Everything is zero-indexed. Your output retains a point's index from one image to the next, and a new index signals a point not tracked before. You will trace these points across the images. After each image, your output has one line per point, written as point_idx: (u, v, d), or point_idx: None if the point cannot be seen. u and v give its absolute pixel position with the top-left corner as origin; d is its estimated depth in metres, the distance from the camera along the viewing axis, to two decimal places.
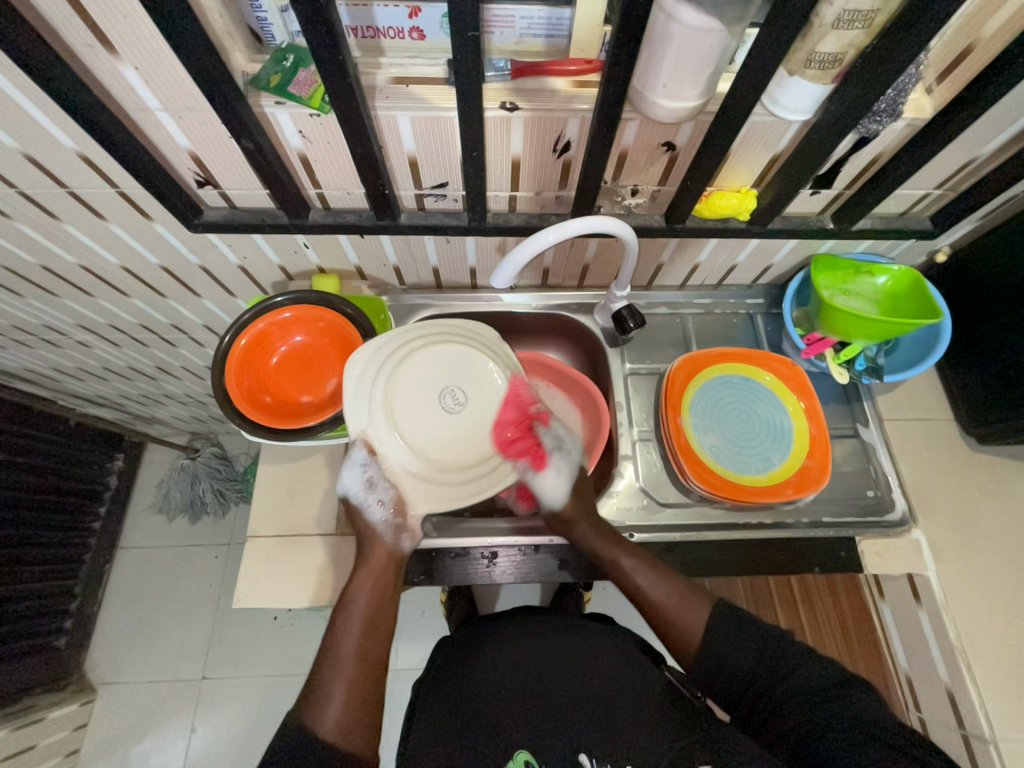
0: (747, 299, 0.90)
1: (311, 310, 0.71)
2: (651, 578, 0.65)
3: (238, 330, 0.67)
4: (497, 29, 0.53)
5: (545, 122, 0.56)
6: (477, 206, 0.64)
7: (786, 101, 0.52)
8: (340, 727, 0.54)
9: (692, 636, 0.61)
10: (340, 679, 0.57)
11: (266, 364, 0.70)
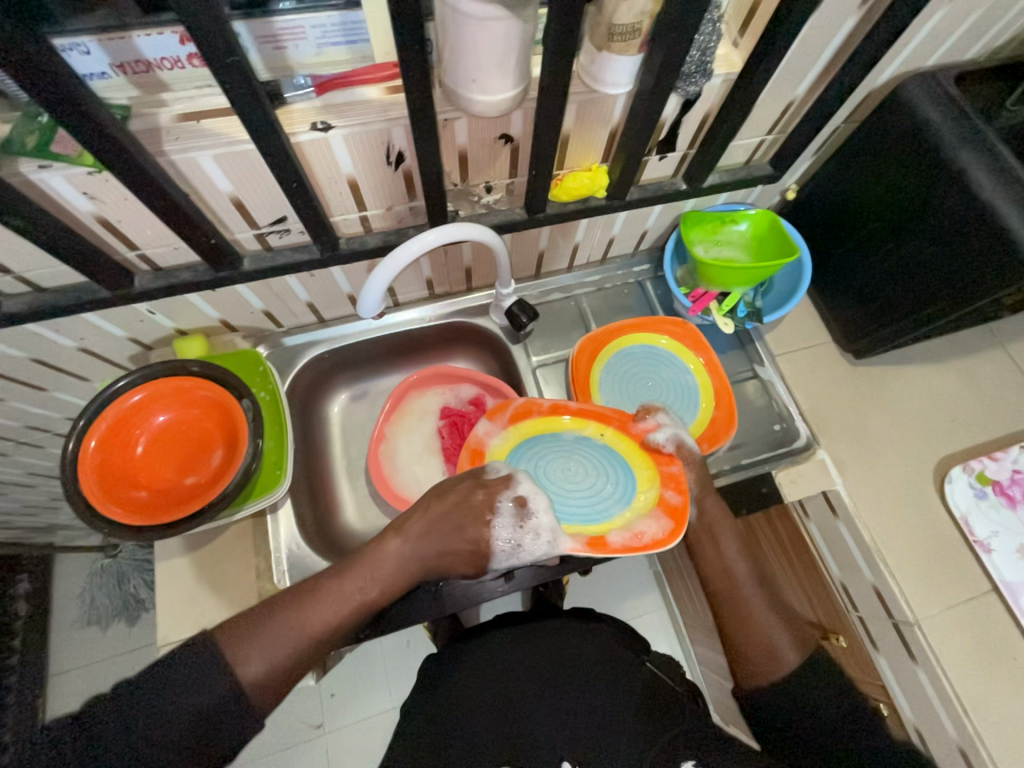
0: (634, 268, 0.92)
1: (170, 384, 0.64)
2: (760, 598, 0.64)
3: (83, 432, 0.58)
4: (289, 42, 0.45)
5: (367, 136, 0.52)
6: (324, 235, 0.59)
7: (603, 77, 0.51)
8: (253, 684, 0.49)
9: (781, 659, 0.60)
10: (301, 627, 0.53)
11: (131, 457, 0.62)
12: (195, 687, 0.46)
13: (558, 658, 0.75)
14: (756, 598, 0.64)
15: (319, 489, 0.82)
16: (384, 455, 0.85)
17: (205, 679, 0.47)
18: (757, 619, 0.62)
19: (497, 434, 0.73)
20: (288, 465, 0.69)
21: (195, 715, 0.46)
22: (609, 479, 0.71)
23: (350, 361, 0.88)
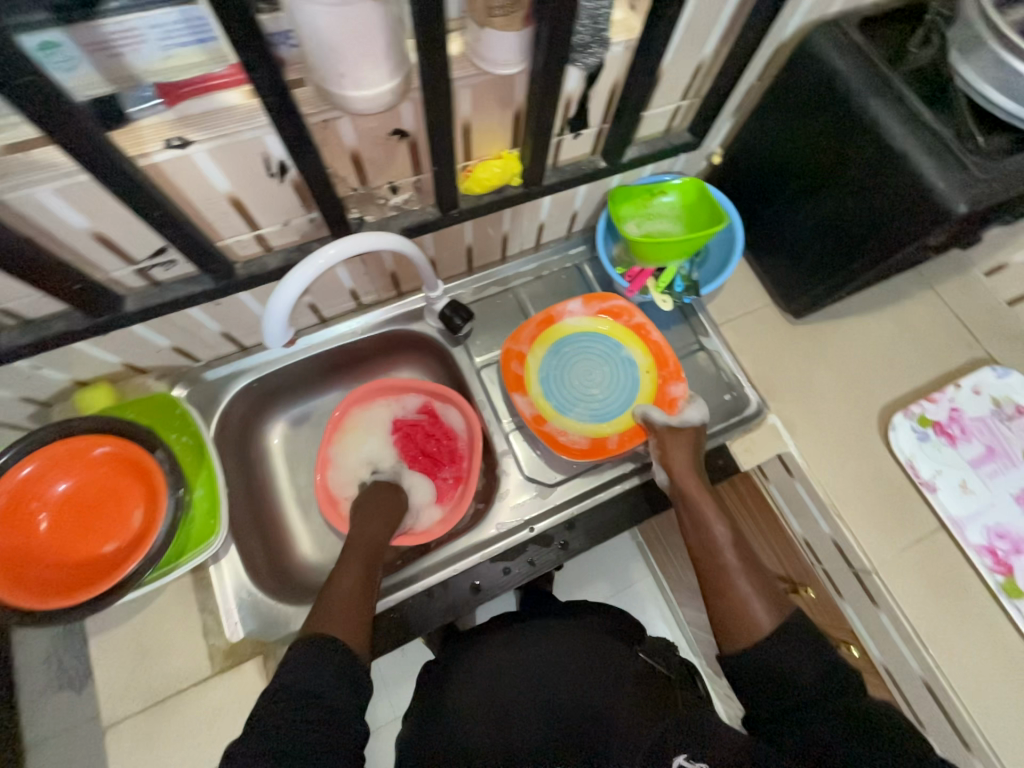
0: (570, 251, 0.88)
1: (66, 449, 0.57)
2: (739, 564, 0.65)
3: None
4: (127, 48, 0.38)
5: (236, 149, 0.46)
6: (212, 263, 0.53)
7: (493, 56, 0.47)
8: (346, 636, 0.57)
9: (754, 621, 0.59)
10: (342, 596, 0.61)
11: (37, 535, 0.56)
12: (300, 671, 0.52)
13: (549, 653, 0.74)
14: (736, 564, 0.65)
15: (270, 527, 0.78)
16: (334, 481, 0.80)
17: (310, 654, 0.53)
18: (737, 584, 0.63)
19: (580, 316, 0.82)
20: (223, 513, 0.64)
21: (324, 684, 0.51)
22: (594, 393, 0.80)
23: (284, 387, 0.82)
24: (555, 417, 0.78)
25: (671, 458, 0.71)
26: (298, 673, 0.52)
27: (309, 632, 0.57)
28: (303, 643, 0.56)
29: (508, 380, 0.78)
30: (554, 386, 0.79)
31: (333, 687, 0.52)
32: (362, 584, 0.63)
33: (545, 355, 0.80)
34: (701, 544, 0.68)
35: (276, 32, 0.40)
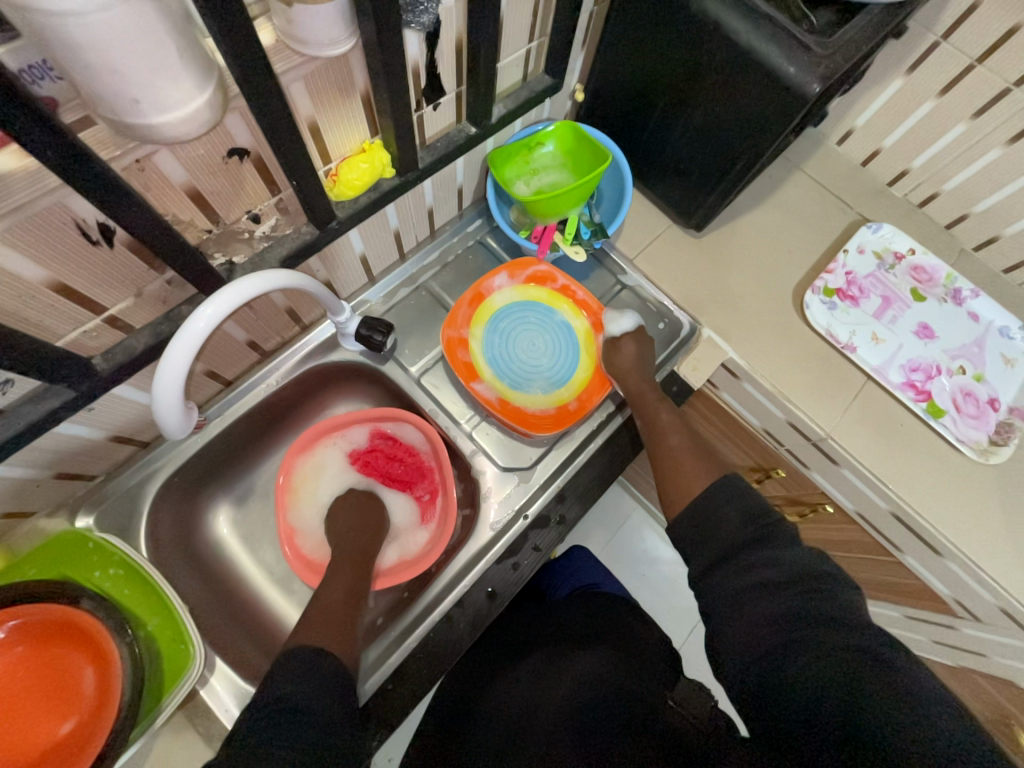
0: (467, 227, 0.84)
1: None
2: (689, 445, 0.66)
3: None
4: None
5: (30, 224, 0.36)
6: (59, 367, 0.43)
7: (314, 37, 0.40)
8: (333, 644, 0.53)
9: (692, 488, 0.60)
10: (331, 606, 0.59)
11: None
12: (289, 683, 0.48)
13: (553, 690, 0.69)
14: (680, 442, 0.67)
15: (252, 620, 0.70)
16: (307, 547, 0.73)
17: (293, 668, 0.50)
18: (683, 462, 0.64)
19: (506, 290, 0.79)
20: (192, 632, 0.57)
21: (317, 698, 0.47)
22: (546, 362, 0.78)
23: (210, 470, 0.72)
24: (518, 397, 0.75)
25: (617, 366, 0.73)
26: (290, 684, 0.48)
27: (292, 644, 0.54)
28: (289, 652, 0.52)
29: (461, 372, 0.74)
30: (505, 366, 0.77)
31: (323, 698, 0.48)
32: (351, 592, 0.62)
33: (484, 338, 0.77)
34: (652, 434, 0.69)
35: (23, 68, 0.31)
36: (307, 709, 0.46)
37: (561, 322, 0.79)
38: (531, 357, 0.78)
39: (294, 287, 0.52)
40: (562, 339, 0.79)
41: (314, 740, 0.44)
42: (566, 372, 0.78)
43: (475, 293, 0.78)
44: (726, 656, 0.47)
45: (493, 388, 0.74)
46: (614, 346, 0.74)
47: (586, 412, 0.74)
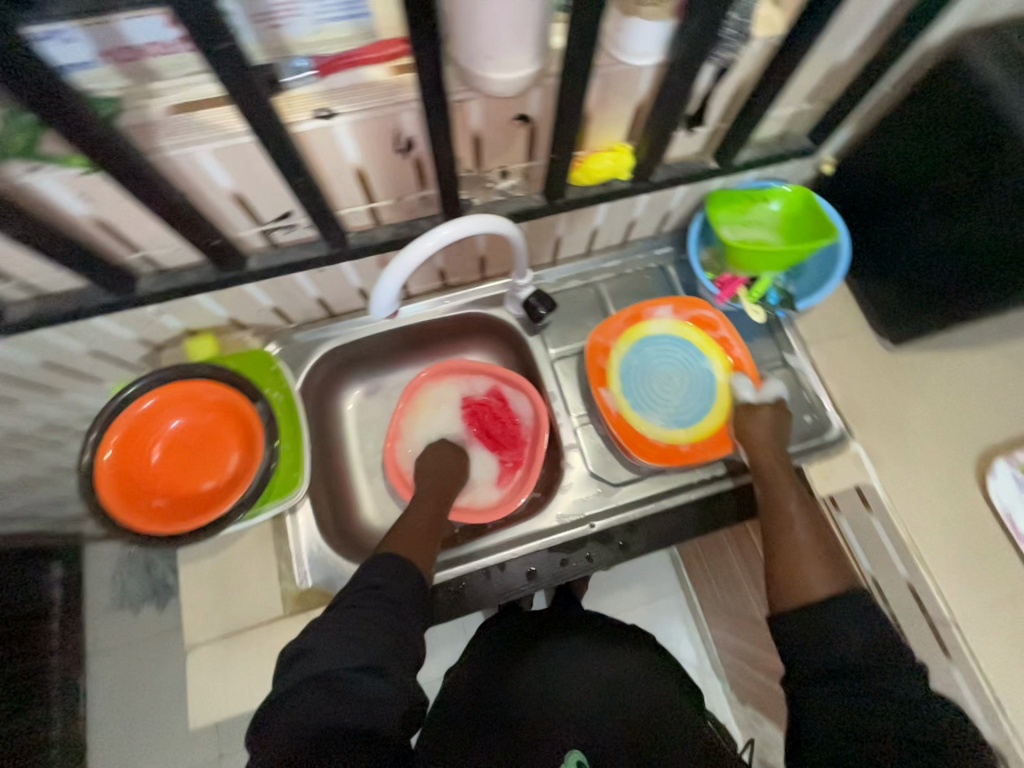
0: (655, 251, 0.87)
1: (181, 386, 0.63)
2: (811, 541, 0.60)
3: (96, 445, 0.58)
4: (284, 19, 0.40)
5: (374, 122, 0.48)
6: (332, 230, 0.56)
7: (631, 47, 0.47)
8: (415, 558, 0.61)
9: (807, 583, 0.55)
10: (414, 528, 0.66)
11: (147, 464, 0.62)
12: (381, 576, 0.55)
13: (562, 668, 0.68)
14: (805, 537, 0.60)
15: (339, 487, 0.81)
16: (399, 454, 0.82)
17: (389, 562, 0.57)
18: (801, 550, 0.59)
19: (667, 320, 0.78)
20: (305, 468, 0.69)
21: (403, 597, 0.55)
22: (674, 401, 0.75)
23: (363, 356, 0.85)
24: (635, 419, 0.73)
25: (748, 435, 0.70)
26: (385, 578, 0.55)
27: (382, 551, 0.61)
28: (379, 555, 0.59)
29: (592, 373, 0.74)
30: (636, 387, 0.75)
31: (410, 601, 0.55)
32: (432, 525, 0.68)
33: (627, 352, 0.77)
34: (767, 516, 0.65)
35: None
36: (396, 605, 0.53)
37: (705, 372, 0.77)
38: (662, 391, 0.76)
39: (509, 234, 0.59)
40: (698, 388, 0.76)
41: (401, 633, 0.52)
42: (690, 419, 0.75)
43: (637, 308, 0.78)
44: (802, 750, 0.46)
45: (617, 399, 0.73)
46: (751, 411, 0.71)
47: (699, 462, 0.72)
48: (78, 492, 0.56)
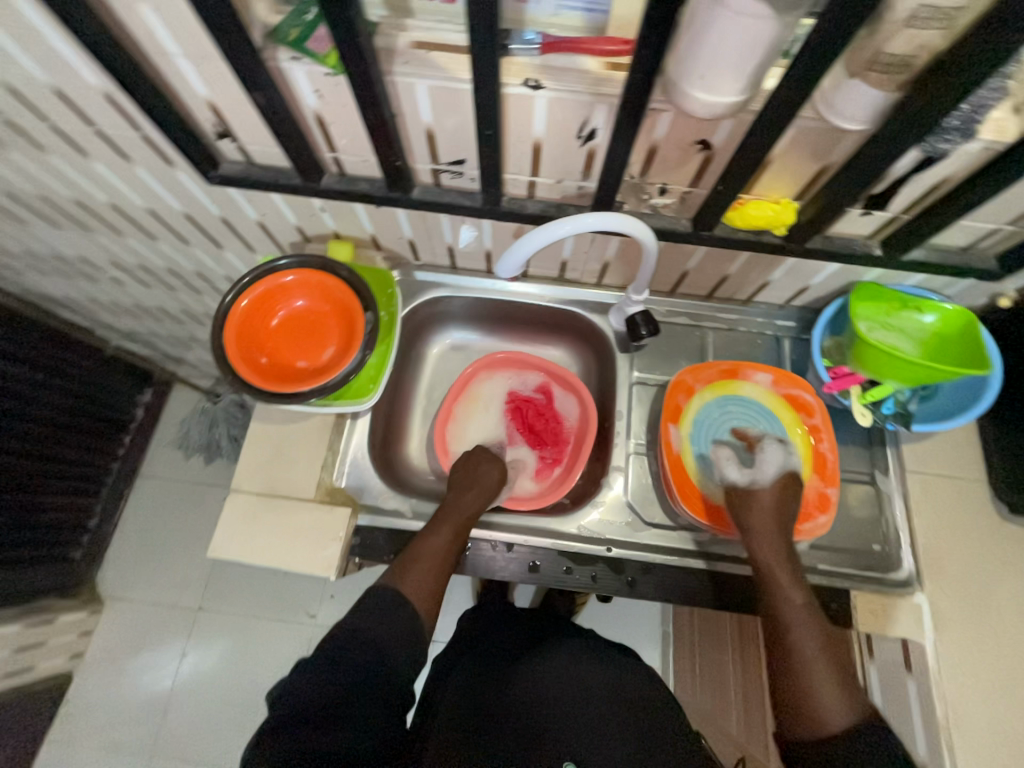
0: (776, 319, 0.84)
1: (322, 278, 0.71)
2: (820, 655, 0.55)
3: (239, 291, 0.68)
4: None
5: (570, 105, 0.51)
6: (493, 187, 0.61)
7: (841, 108, 0.47)
8: (417, 600, 0.62)
9: (820, 715, 0.51)
10: (425, 558, 0.66)
11: (265, 325, 0.70)
12: (374, 623, 0.58)
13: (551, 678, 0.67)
14: (810, 649, 0.55)
15: (397, 417, 0.87)
16: (455, 415, 0.86)
17: (383, 605, 0.60)
18: (807, 669, 0.54)
19: (763, 387, 0.74)
20: (381, 385, 0.74)
21: (393, 643, 0.58)
22: (740, 467, 0.71)
23: (464, 312, 0.91)
24: (692, 467, 0.70)
25: (751, 519, 0.63)
26: (372, 624, 0.58)
27: (383, 586, 0.62)
28: (380, 594, 0.61)
29: (666, 407, 0.72)
30: (705, 438, 0.72)
31: (399, 647, 0.58)
32: (448, 554, 0.67)
33: (710, 402, 0.74)
34: (767, 619, 0.59)
35: None
36: (383, 659, 0.57)
37: (785, 452, 0.72)
38: (732, 451, 0.72)
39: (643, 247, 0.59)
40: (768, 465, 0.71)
41: (383, 677, 0.56)
42: None
43: (736, 364, 0.75)
44: None
45: (680, 442, 0.71)
46: (753, 491, 0.64)
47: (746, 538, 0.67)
48: (211, 324, 0.67)
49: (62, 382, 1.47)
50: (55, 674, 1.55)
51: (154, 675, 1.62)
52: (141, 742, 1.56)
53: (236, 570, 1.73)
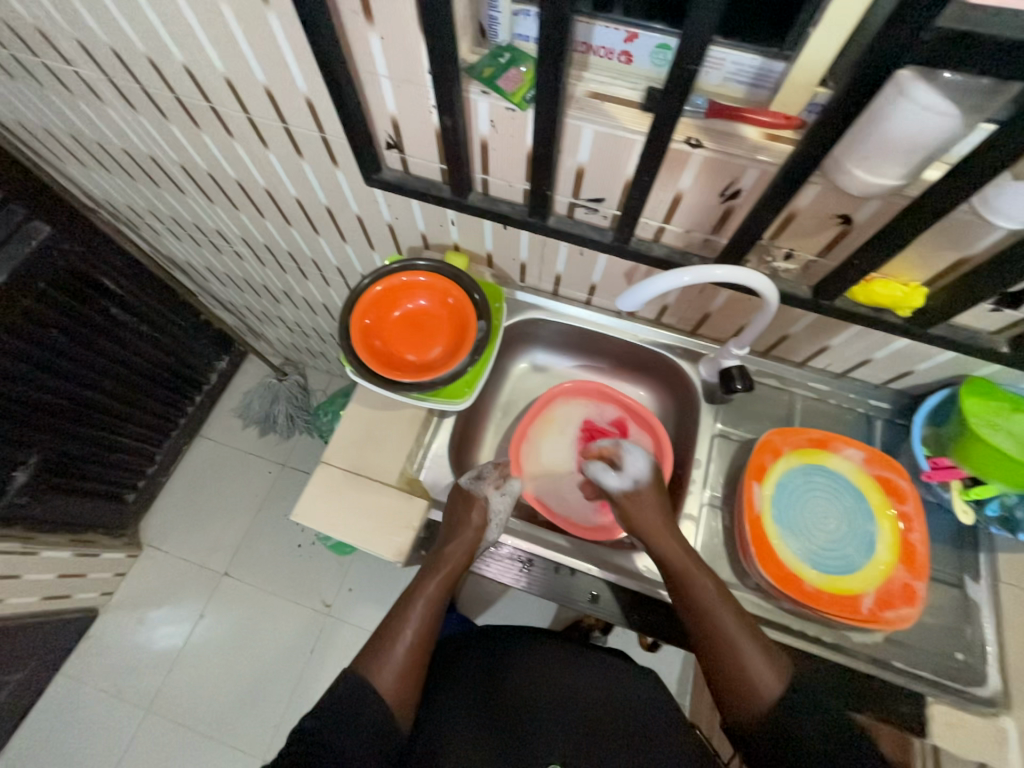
0: (870, 399, 0.83)
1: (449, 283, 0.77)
2: (741, 636, 0.63)
3: (378, 278, 0.75)
4: (706, 69, 0.53)
5: (722, 164, 0.56)
6: (626, 228, 0.65)
7: (998, 207, 0.48)
8: (388, 697, 0.64)
9: (760, 693, 0.61)
10: (391, 653, 0.66)
11: (388, 313, 0.77)
12: (348, 721, 0.61)
13: (552, 682, 0.79)
14: (724, 629, 0.63)
15: (474, 424, 0.91)
16: (530, 434, 0.89)
17: (359, 699, 0.62)
18: (740, 656, 0.62)
19: (853, 463, 0.73)
20: (473, 390, 0.75)
21: (368, 726, 0.61)
22: (820, 540, 0.69)
23: (554, 338, 0.94)
24: (770, 530, 0.69)
25: (644, 526, 0.72)
26: (352, 706, 0.61)
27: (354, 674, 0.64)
28: (349, 685, 0.63)
29: (750, 464, 0.72)
30: (787, 503, 0.71)
31: (373, 733, 0.61)
32: (414, 647, 0.67)
33: (796, 467, 0.73)
34: (687, 611, 0.66)
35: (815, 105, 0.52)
36: (357, 745, 0.60)
37: (873, 535, 0.69)
38: (813, 523, 0.70)
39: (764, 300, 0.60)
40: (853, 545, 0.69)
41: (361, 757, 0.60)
42: (832, 567, 0.67)
43: (827, 435, 0.74)
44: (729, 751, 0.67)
45: (760, 502, 0.70)
46: (631, 493, 0.73)
47: (818, 613, 0.65)
48: (347, 299, 0.75)
49: (160, 336, 1.59)
50: (86, 607, 1.62)
51: (170, 629, 1.67)
52: (145, 694, 1.59)
53: (266, 543, 1.79)
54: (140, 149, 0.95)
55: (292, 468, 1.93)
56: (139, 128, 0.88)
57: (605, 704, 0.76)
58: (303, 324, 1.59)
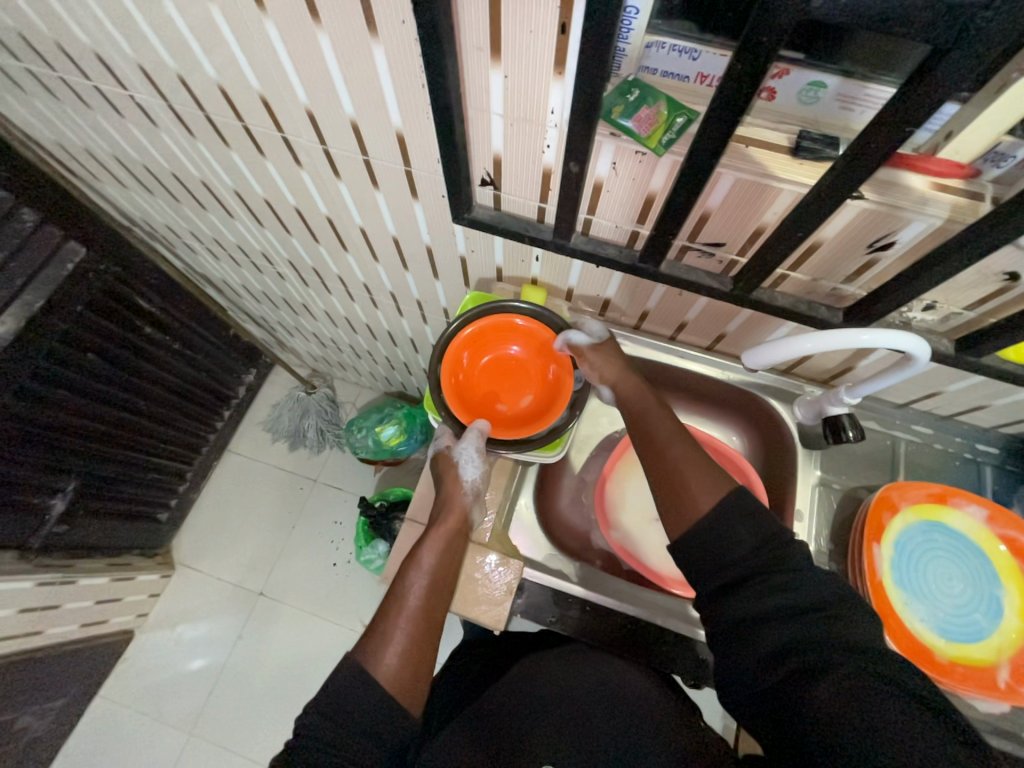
0: (977, 443, 0.78)
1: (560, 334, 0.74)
2: (692, 454, 0.61)
3: (472, 318, 0.74)
4: (860, 109, 0.45)
5: (881, 217, 0.51)
6: (751, 277, 0.60)
7: None
8: (397, 674, 0.54)
9: (698, 502, 0.57)
10: (398, 625, 0.57)
11: (477, 357, 0.76)
12: (349, 697, 0.52)
13: (532, 680, 0.68)
14: (685, 454, 0.61)
15: (553, 468, 0.86)
16: (612, 477, 0.84)
17: (357, 685, 0.52)
18: (684, 465, 0.60)
19: (975, 521, 0.69)
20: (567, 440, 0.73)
21: (361, 710, 0.51)
22: (946, 604, 0.65)
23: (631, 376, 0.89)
24: (892, 595, 0.66)
25: (595, 365, 0.73)
26: (343, 691, 0.52)
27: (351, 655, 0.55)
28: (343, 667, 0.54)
29: (865, 522, 0.69)
30: (907, 564, 0.67)
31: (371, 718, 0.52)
32: (422, 613, 0.59)
33: (915, 525, 0.69)
34: (643, 437, 0.65)
35: (993, 153, 0.44)
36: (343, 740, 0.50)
37: (1002, 601, 0.65)
38: (937, 587, 0.66)
39: (913, 360, 0.56)
40: (982, 612, 0.65)
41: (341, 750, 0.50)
42: (961, 637, 0.64)
43: (945, 490, 0.70)
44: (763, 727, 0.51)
45: (878, 565, 0.67)
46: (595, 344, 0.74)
47: (950, 687, 0.62)
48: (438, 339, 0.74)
49: (192, 354, 1.54)
50: (121, 630, 1.59)
51: (208, 651, 1.64)
52: (185, 718, 1.57)
53: (300, 561, 1.75)
54: (189, 173, 0.88)
55: (323, 484, 1.88)
56: (195, 153, 0.82)
57: (599, 686, 0.65)
58: (339, 340, 1.54)
